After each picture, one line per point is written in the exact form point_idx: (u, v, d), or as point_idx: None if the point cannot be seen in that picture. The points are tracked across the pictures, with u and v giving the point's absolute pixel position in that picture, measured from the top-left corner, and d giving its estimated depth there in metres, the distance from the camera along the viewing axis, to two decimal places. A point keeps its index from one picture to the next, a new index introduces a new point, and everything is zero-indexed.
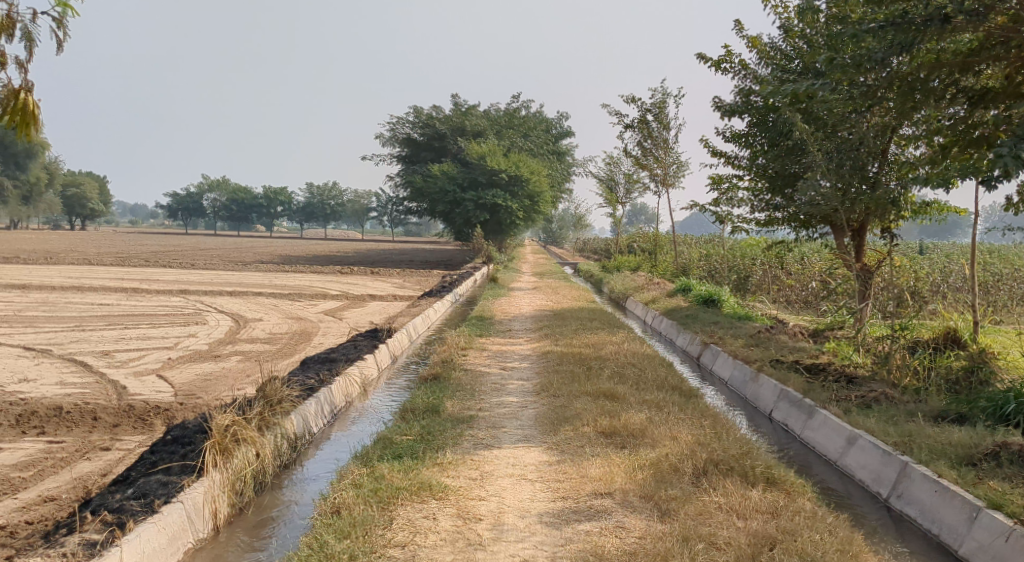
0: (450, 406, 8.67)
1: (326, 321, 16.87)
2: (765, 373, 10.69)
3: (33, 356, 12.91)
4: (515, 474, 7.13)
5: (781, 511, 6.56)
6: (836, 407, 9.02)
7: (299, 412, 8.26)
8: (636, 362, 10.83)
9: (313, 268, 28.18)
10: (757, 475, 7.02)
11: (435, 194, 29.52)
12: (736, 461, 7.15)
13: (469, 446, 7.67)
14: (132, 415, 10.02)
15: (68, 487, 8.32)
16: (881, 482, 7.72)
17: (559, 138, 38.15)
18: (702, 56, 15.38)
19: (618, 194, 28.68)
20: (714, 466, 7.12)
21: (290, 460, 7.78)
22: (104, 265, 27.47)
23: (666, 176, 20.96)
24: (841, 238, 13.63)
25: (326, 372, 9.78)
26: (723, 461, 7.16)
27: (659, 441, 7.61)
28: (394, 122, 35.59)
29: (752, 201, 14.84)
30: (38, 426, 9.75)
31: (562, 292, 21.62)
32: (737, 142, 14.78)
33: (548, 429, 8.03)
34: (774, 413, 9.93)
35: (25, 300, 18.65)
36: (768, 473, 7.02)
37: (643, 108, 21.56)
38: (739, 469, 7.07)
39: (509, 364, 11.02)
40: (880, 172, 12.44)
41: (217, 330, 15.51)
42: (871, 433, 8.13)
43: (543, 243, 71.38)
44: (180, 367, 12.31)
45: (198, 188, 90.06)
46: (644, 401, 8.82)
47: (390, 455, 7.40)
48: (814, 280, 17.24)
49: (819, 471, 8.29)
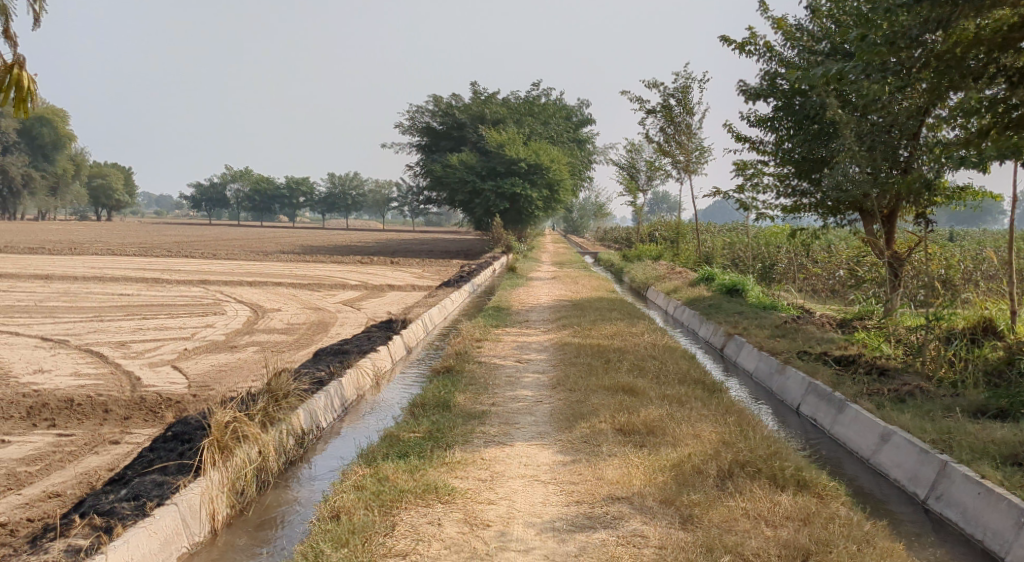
0: (462, 400, 8.34)
1: (344, 311, 16.63)
2: (793, 365, 10.31)
3: (49, 346, 12.69)
4: (528, 475, 6.79)
5: (812, 518, 6.16)
6: (868, 401, 8.64)
7: (307, 407, 7.94)
8: (657, 354, 10.46)
9: (334, 258, 27.96)
10: (786, 477, 6.61)
11: (454, 184, 29.23)
12: (763, 463, 6.76)
13: (480, 444, 7.34)
14: (144, 408, 9.77)
15: (75, 483, 8.06)
16: (918, 482, 7.32)
17: (580, 126, 37.71)
18: (726, 38, 14.97)
19: (639, 182, 28.23)
20: (740, 468, 6.74)
21: (296, 457, 7.48)
22: (127, 255, 27.42)
23: (688, 163, 20.52)
24: (872, 225, 13.21)
25: (337, 364, 9.49)
26: (749, 462, 6.78)
27: (680, 440, 7.22)
28: (414, 111, 35.43)
29: (777, 187, 14.38)
30: (49, 418, 9.51)
31: (583, 281, 21.28)
32: (761, 127, 14.31)
33: (563, 426, 7.67)
34: (802, 407, 9.55)
35: (46, 290, 18.55)
36: (799, 476, 6.62)
37: (665, 94, 21.13)
38: (768, 472, 6.67)
39: (525, 356, 10.68)
40: (912, 155, 12.01)
41: (234, 320, 15.29)
42: (907, 430, 7.75)
43: (565, 232, 70.67)
44: (195, 358, 12.06)
45: (222, 178, 90.41)
46: (664, 396, 8.43)
47: (397, 454, 7.08)
48: (841, 269, 16.77)
49: (851, 470, 7.92)
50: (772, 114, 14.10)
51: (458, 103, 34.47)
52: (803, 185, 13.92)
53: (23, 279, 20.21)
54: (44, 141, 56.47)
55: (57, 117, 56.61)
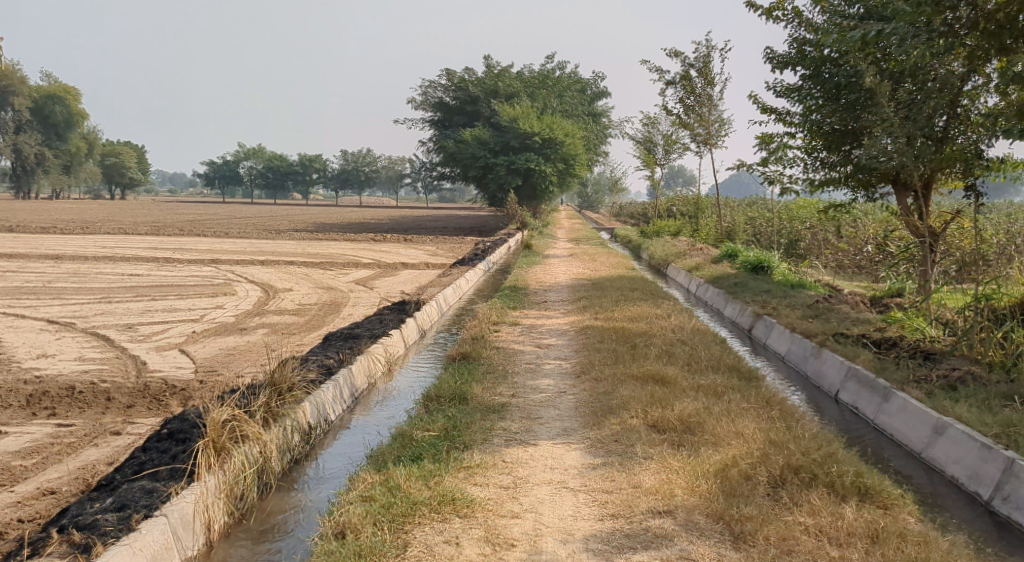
0: (480, 392, 7.76)
1: (356, 291, 16.05)
2: (829, 349, 9.67)
3: (54, 330, 12.17)
4: (554, 482, 6.22)
5: (881, 536, 5.58)
6: (917, 389, 8.03)
7: (313, 399, 7.38)
8: (686, 338, 9.83)
9: (347, 236, 27.37)
10: (846, 486, 6.00)
11: (467, 160, 28.56)
12: (819, 468, 6.16)
13: (500, 443, 6.76)
14: (147, 395, 9.24)
15: (70, 479, 7.54)
16: (980, 481, 6.78)
17: (595, 99, 36.88)
18: (753, 5, 14.23)
19: (656, 156, 27.47)
20: (793, 474, 6.15)
21: (301, 455, 6.94)
22: (138, 234, 26.91)
23: (708, 136, 19.78)
24: (905, 199, 12.54)
25: (347, 350, 8.91)
26: (804, 467, 6.18)
27: (722, 439, 6.62)
28: (427, 85, 34.81)
29: (805, 160, 13.68)
30: (49, 407, 8.99)
31: (601, 259, 20.61)
32: (789, 97, 13.56)
33: (591, 422, 7.10)
34: (841, 394, 8.93)
35: (54, 270, 18.08)
36: (861, 484, 6.01)
37: (687, 64, 20.37)
38: (825, 479, 6.07)
39: (545, 342, 10.07)
40: (948, 125, 11.36)
41: (245, 301, 14.72)
42: (963, 422, 7.19)
43: (577, 209, 69.71)
44: (204, 341, 11.51)
45: (236, 156, 89.87)
46: (698, 387, 7.82)
47: (409, 457, 6.50)
48: (870, 245, 16.01)
49: (902, 466, 7.36)
50: (800, 84, 13.35)
51: (471, 77, 33.73)
52: (832, 158, 13.19)
53: (33, 259, 19.77)
54: (57, 120, 55.87)
55: (69, 96, 56.17)
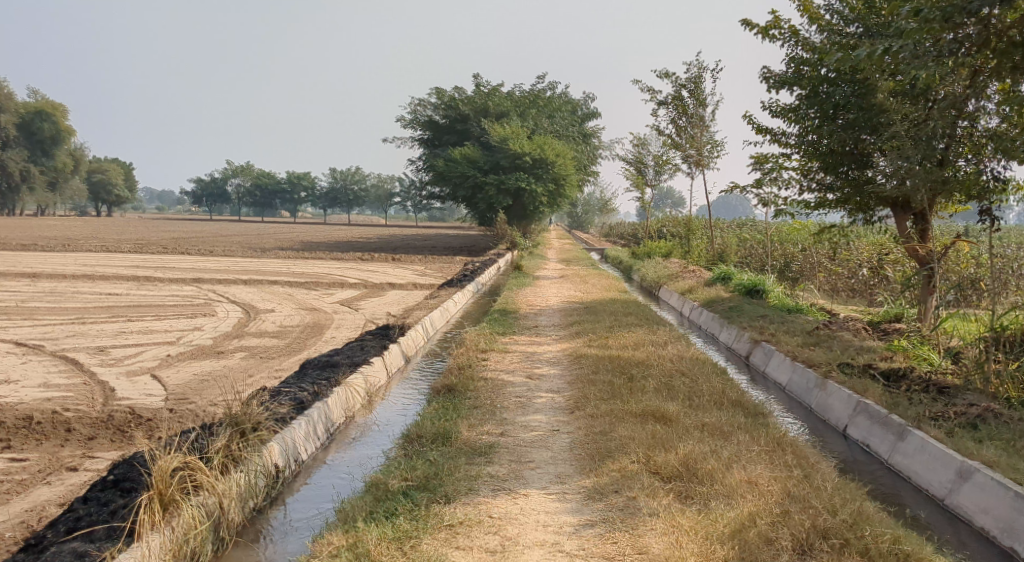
0: (465, 432, 7.09)
1: (341, 313, 15.38)
2: (835, 380, 9.03)
3: (21, 353, 11.41)
4: (548, 544, 5.59)
5: None
6: (936, 428, 7.42)
7: (280, 439, 6.69)
8: (685, 369, 9.18)
9: (334, 254, 26.61)
10: (883, 555, 5.40)
11: (456, 179, 27.98)
12: (851, 532, 5.56)
13: (487, 493, 6.12)
14: (111, 426, 8.49)
15: (15, 523, 6.80)
16: (1016, 535, 6.32)
17: (584, 119, 36.42)
18: (749, 22, 13.74)
19: (647, 177, 26.94)
20: (821, 538, 5.55)
21: (266, 503, 6.28)
22: (120, 252, 26.07)
23: (700, 157, 19.22)
24: (904, 222, 11.95)
25: (323, 381, 8.21)
26: (832, 530, 5.59)
27: (735, 491, 6.00)
28: (416, 104, 34.28)
29: (800, 182, 13.09)
30: (3, 439, 8.23)
31: (592, 280, 19.98)
32: (784, 117, 12.97)
33: (588, 467, 6.45)
34: (849, 429, 8.31)
35: (30, 289, 17.27)
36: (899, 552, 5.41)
37: (677, 84, 19.90)
38: (857, 546, 5.48)
39: (537, 372, 9.41)
40: (950, 147, 10.66)
41: (225, 322, 14.01)
42: (991, 467, 6.71)
43: (568, 230, 69.02)
44: (178, 365, 10.78)
45: (224, 173, 88.98)
46: (702, 426, 7.18)
47: (383, 512, 5.86)
48: (866, 268, 15.46)
49: (926, 515, 6.83)
50: (795, 105, 12.77)
51: (460, 95, 33.24)
52: (829, 180, 12.58)
53: (8, 277, 18.95)
54: (44, 136, 54.91)
55: (56, 112, 55.39)
